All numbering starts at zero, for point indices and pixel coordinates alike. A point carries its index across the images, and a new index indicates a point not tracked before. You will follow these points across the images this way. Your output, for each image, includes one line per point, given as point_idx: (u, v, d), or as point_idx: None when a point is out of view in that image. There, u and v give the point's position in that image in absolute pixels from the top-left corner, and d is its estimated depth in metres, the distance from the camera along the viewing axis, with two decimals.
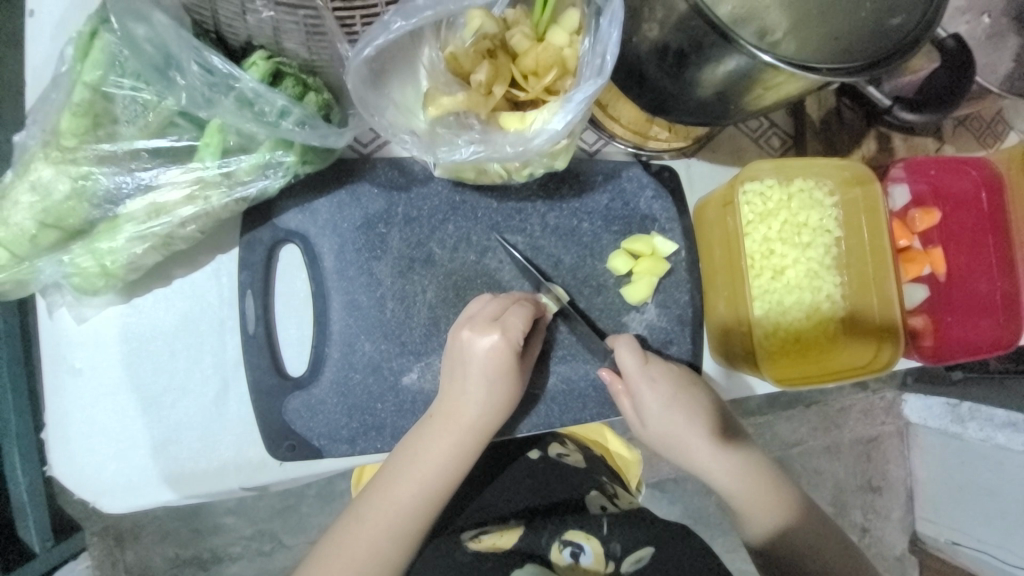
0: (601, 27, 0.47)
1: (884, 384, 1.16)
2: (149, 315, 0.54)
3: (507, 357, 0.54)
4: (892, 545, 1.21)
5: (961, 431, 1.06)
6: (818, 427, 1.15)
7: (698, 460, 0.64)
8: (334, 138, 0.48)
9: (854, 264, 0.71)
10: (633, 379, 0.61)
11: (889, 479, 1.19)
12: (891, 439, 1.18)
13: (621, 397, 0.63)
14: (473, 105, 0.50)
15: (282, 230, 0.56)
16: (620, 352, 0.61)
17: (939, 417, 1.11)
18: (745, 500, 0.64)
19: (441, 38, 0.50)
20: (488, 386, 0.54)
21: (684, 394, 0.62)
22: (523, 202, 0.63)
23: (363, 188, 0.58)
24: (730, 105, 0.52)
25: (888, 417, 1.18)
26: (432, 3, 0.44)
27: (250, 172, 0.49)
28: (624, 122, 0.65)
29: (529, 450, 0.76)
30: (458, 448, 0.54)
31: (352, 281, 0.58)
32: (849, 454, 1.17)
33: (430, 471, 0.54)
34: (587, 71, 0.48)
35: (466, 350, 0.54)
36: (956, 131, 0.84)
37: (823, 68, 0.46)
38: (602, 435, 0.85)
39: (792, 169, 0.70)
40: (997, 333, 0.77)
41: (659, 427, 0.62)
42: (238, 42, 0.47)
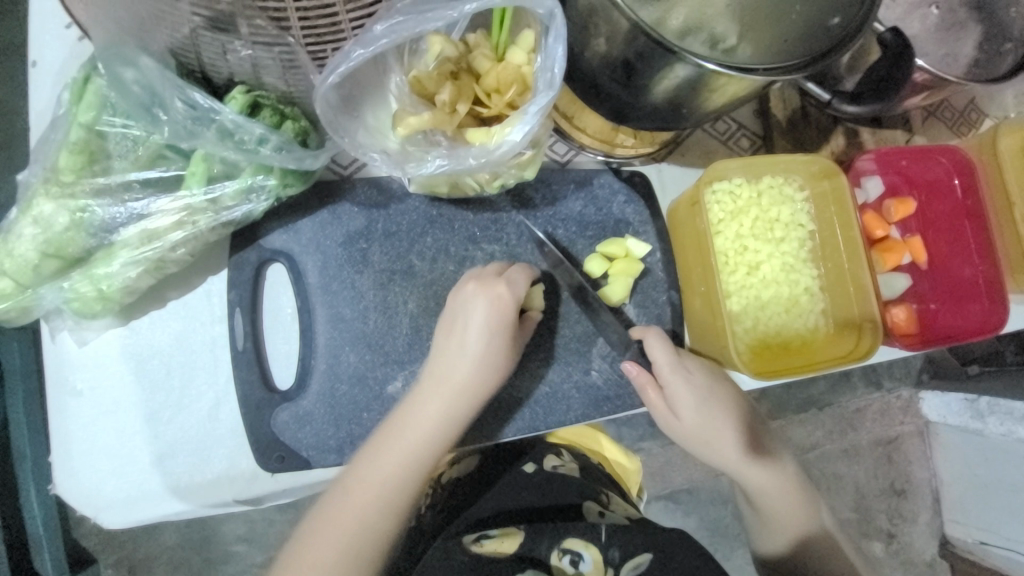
0: (550, 44, 0.50)
1: (899, 382, 1.14)
2: (145, 336, 0.57)
3: (496, 332, 0.57)
4: (922, 550, 1.18)
5: (982, 426, 1.05)
6: (832, 430, 1.13)
7: (728, 458, 0.65)
8: (310, 160, 0.52)
9: (830, 253, 0.73)
10: (665, 373, 0.61)
11: (914, 481, 1.17)
12: (912, 439, 1.16)
13: (646, 389, 0.63)
14: (438, 122, 0.53)
15: (268, 250, 0.60)
16: (649, 345, 0.62)
17: (958, 414, 1.09)
18: (773, 506, 0.66)
19: (405, 63, 0.54)
20: (488, 338, 0.56)
21: (717, 388, 0.63)
22: (498, 212, 0.66)
23: (343, 208, 0.62)
24: (684, 109, 0.55)
25: (906, 416, 1.16)
26: (388, 32, 0.46)
27: (234, 197, 0.52)
28: (590, 132, 0.68)
29: (524, 463, 0.76)
30: (447, 430, 0.56)
31: (337, 295, 0.60)
32: (868, 456, 1.15)
33: (428, 427, 0.55)
34: (541, 84, 0.52)
35: (466, 309, 0.57)
36: (926, 122, 0.85)
37: (761, 70, 0.49)
38: (596, 441, 0.85)
39: (760, 166, 0.72)
40: (982, 318, 0.76)
41: (693, 423, 0.62)
42: (220, 79, 0.52)
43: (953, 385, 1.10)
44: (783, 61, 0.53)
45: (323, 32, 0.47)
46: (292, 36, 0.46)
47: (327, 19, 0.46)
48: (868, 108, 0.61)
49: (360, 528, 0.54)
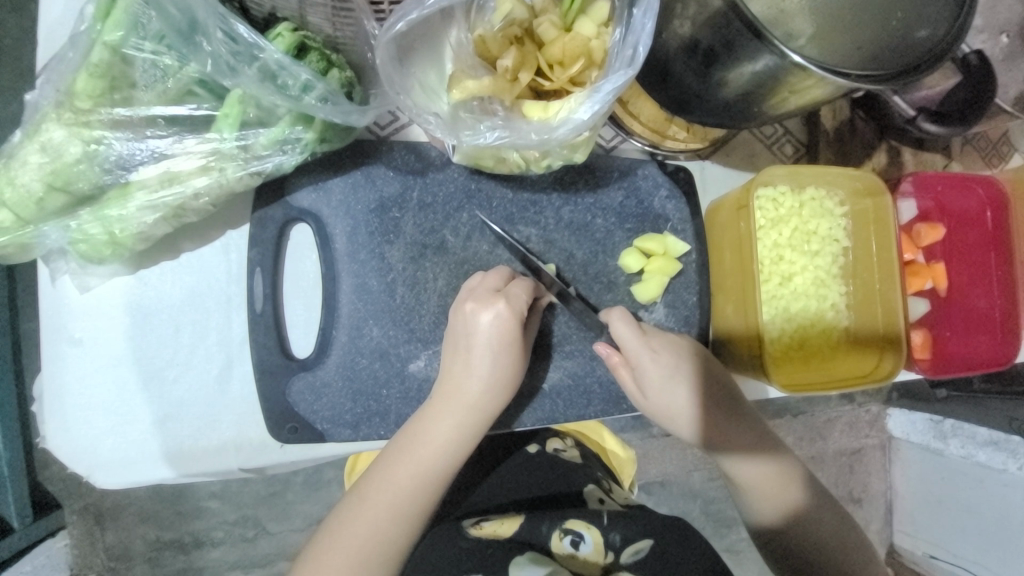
0: (635, 20, 0.47)
1: (868, 399, 1.17)
2: (156, 288, 0.53)
3: (512, 328, 0.54)
4: None
5: (943, 447, 1.08)
6: (802, 436, 1.16)
7: (692, 434, 0.64)
8: (357, 116, 0.47)
9: (859, 274, 0.72)
10: (632, 353, 0.60)
11: (870, 491, 1.21)
12: (874, 452, 1.20)
13: (622, 373, 0.62)
14: (498, 90, 0.49)
15: (295, 209, 0.55)
16: (614, 326, 0.60)
17: (921, 433, 1.12)
18: (757, 492, 0.65)
19: (470, 20, 0.50)
20: (494, 356, 0.54)
21: (686, 367, 0.62)
22: (539, 194, 0.63)
23: (378, 168, 0.57)
24: (753, 107, 0.52)
25: (871, 430, 1.19)
26: None
27: (268, 145, 0.48)
28: (643, 120, 0.66)
29: (528, 444, 0.75)
30: (461, 427, 0.54)
31: (363, 265, 0.57)
32: (832, 464, 1.18)
33: (432, 452, 0.53)
34: (617, 62, 0.48)
35: (470, 328, 0.54)
36: (963, 149, 0.85)
37: (852, 74, 0.46)
38: (597, 434, 0.85)
39: (805, 177, 0.70)
40: (993, 349, 0.78)
41: (657, 400, 0.62)
42: (260, 13, 0.47)
43: (922, 405, 1.12)
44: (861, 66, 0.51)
45: None
46: None
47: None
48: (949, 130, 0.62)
49: (375, 532, 0.52)
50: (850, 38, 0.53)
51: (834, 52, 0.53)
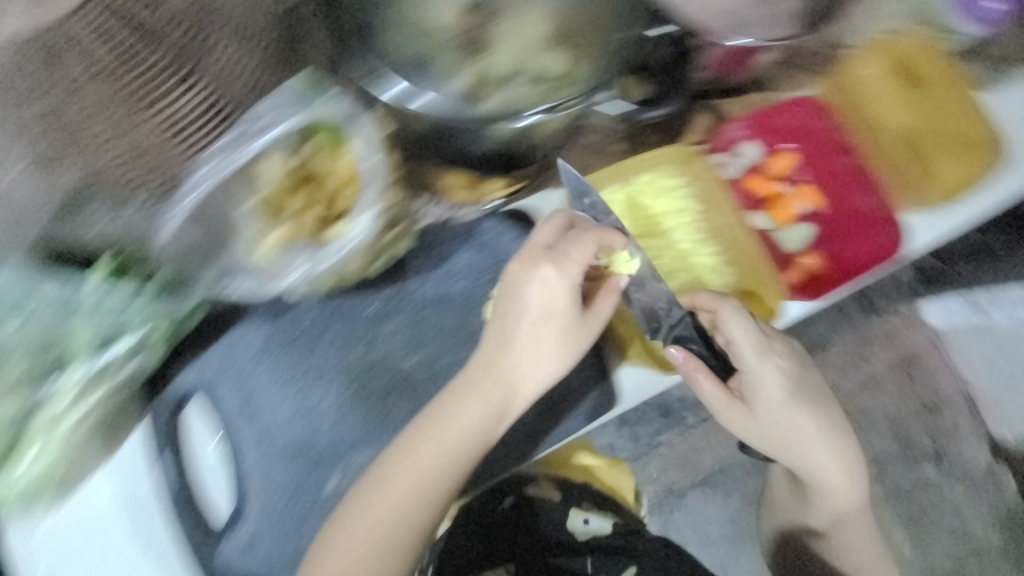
0: (362, 154, 0.55)
1: (894, 300, 1.23)
2: (84, 511, 0.61)
3: (572, 284, 0.59)
4: (976, 458, 1.22)
5: (989, 319, 1.14)
6: (846, 367, 1.23)
7: (760, 405, 0.72)
8: (183, 300, 0.58)
9: (718, 232, 0.76)
10: (731, 342, 0.68)
11: (942, 394, 1.23)
12: (929, 351, 1.23)
13: (702, 380, 0.69)
14: (297, 231, 0.57)
15: (178, 394, 0.62)
16: (725, 311, 0.67)
17: (960, 315, 1.19)
18: (824, 455, 0.77)
19: (247, 186, 0.55)
20: (541, 325, 0.59)
21: (774, 351, 0.70)
22: (392, 287, 0.69)
23: (242, 328, 0.65)
24: (516, 145, 0.67)
25: (914, 330, 1.24)
26: (215, 172, 0.52)
27: (126, 355, 0.57)
28: (456, 188, 0.72)
29: None
30: (469, 427, 0.58)
31: (254, 416, 0.63)
32: (889, 383, 1.23)
33: (423, 464, 0.58)
34: (370, 185, 0.55)
35: (525, 297, 0.59)
36: (783, 70, 0.86)
37: (563, 105, 0.63)
38: (582, 462, 1.04)
39: (631, 167, 0.76)
40: (884, 244, 0.78)
41: (742, 383, 0.71)
42: (88, 251, 0.57)
43: (951, 284, 1.21)
44: (582, 83, 0.64)
45: (171, 175, 0.55)
46: (149, 189, 0.55)
47: (166, 168, 0.55)
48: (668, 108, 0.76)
49: (368, 545, 0.57)
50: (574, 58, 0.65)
51: (592, 72, 0.64)
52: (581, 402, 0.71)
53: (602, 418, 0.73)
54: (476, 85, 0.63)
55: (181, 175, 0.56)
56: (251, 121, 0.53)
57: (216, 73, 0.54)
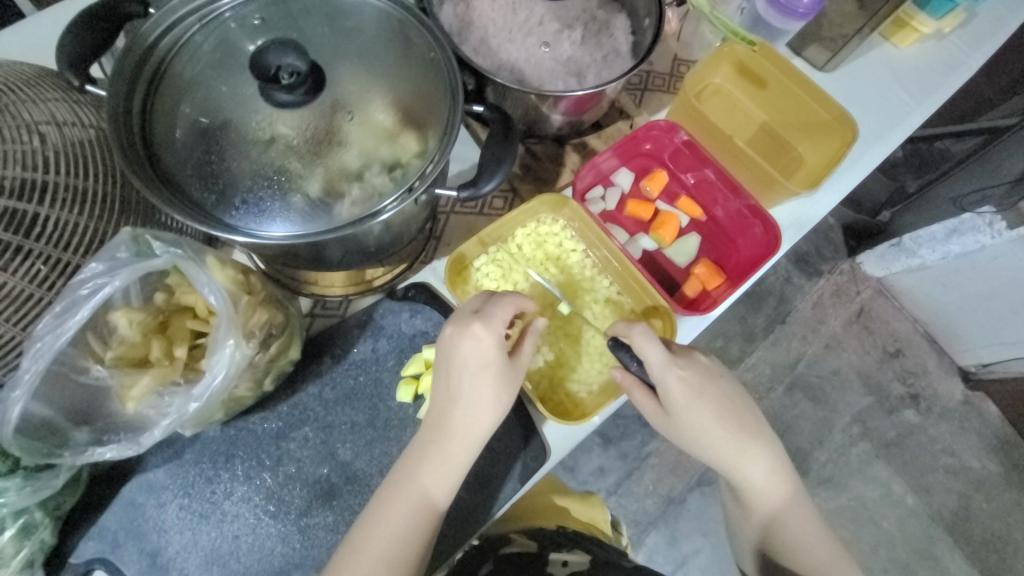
0: (205, 292, 0.54)
1: (834, 259, 1.45)
2: None
3: (488, 342, 0.60)
4: (952, 394, 1.41)
5: (920, 259, 1.24)
6: (805, 335, 1.41)
7: (695, 441, 0.67)
8: (54, 479, 0.55)
9: (606, 266, 0.79)
10: (655, 370, 0.64)
11: (901, 336, 1.43)
12: (876, 301, 1.44)
13: (634, 391, 0.68)
14: (163, 377, 0.55)
15: (82, 564, 0.60)
16: (638, 341, 0.64)
17: (899, 259, 1.31)
18: (777, 508, 0.69)
19: (98, 348, 0.54)
20: (472, 382, 0.60)
21: (703, 381, 0.66)
22: (294, 395, 0.68)
23: (139, 479, 0.62)
24: (386, 235, 0.64)
25: (859, 283, 1.44)
26: (45, 353, 0.50)
27: (14, 545, 0.55)
28: (339, 284, 0.72)
29: (482, 563, 0.76)
30: (414, 503, 0.59)
31: (169, 568, 0.60)
32: (850, 338, 1.42)
33: (375, 554, 0.58)
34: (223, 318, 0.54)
35: (453, 358, 0.61)
36: (641, 99, 0.95)
37: (417, 184, 0.60)
38: (551, 503, 0.96)
39: (509, 223, 0.77)
40: (765, 238, 0.80)
41: (677, 413, 0.66)
42: None
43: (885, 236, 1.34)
44: (433, 157, 0.61)
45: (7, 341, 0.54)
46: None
47: (7, 338, 0.54)
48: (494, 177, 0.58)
49: None
50: (421, 132, 0.62)
51: (432, 141, 0.61)
52: (512, 466, 0.73)
53: (536, 476, 0.74)
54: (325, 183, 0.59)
55: (24, 342, 0.55)
56: (78, 286, 0.50)
57: (50, 237, 0.53)
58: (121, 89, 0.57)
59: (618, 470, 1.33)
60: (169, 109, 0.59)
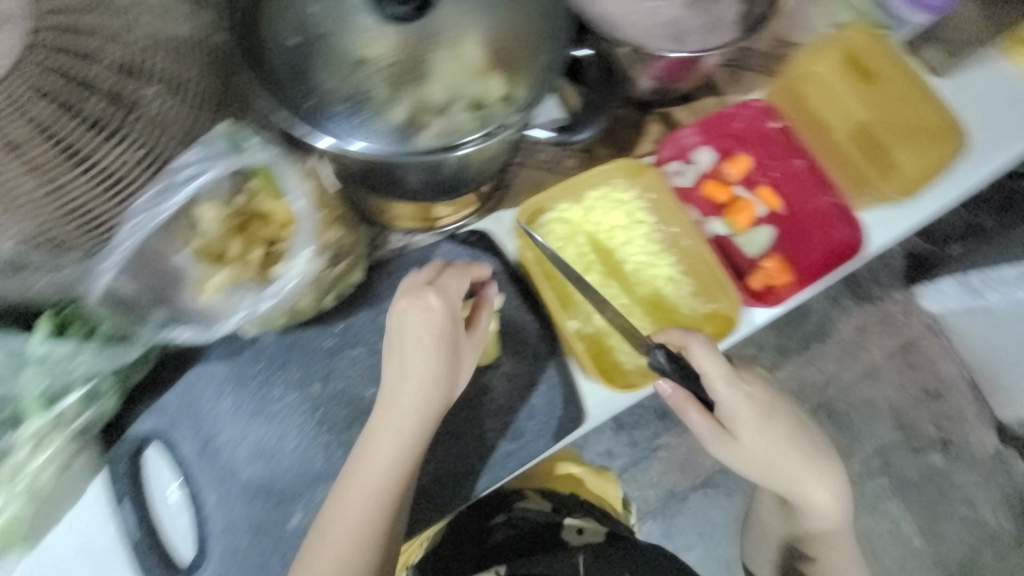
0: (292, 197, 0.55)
1: (886, 288, 1.34)
2: (51, 559, 0.61)
3: (438, 317, 0.59)
4: (984, 446, 1.33)
5: (984, 301, 1.17)
6: (842, 358, 1.32)
7: (749, 463, 0.70)
8: (126, 352, 0.58)
9: (675, 240, 0.76)
10: (715, 384, 0.65)
11: (944, 379, 1.33)
12: (926, 338, 1.33)
13: (686, 409, 0.67)
14: (240, 274, 0.57)
15: (137, 437, 0.63)
16: (694, 353, 0.64)
17: (957, 297, 1.22)
18: (815, 519, 0.78)
19: (183, 236, 0.56)
20: (427, 348, 0.59)
21: (771, 403, 0.70)
22: (348, 317, 0.69)
23: (198, 368, 0.65)
24: (463, 175, 0.63)
25: (910, 317, 1.34)
26: (134, 233, 0.51)
27: (78, 407, 0.58)
28: (408, 217, 0.73)
29: (498, 512, 0.85)
30: (398, 437, 0.58)
31: (216, 454, 0.63)
32: (890, 371, 1.32)
33: (362, 493, 0.57)
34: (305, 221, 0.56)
35: (399, 327, 0.60)
36: (733, 75, 0.88)
37: (506, 125, 0.59)
38: (564, 472, 0.95)
39: (581, 184, 0.75)
40: (845, 241, 0.78)
41: (742, 433, 0.68)
42: (35, 306, 0.58)
43: (942, 271, 1.26)
44: (525, 101, 0.60)
45: (97, 225, 0.55)
46: (82, 246, 0.56)
47: (97, 218, 0.55)
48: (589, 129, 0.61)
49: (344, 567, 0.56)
50: (516, 76, 0.60)
51: (526, 86, 0.60)
52: (547, 423, 0.70)
53: (569, 438, 0.72)
54: (416, 112, 0.58)
55: (117, 221, 0.56)
56: (175, 172, 0.52)
57: (146, 122, 0.54)
58: (223, 8, 0.61)
59: (626, 455, 1.31)
60: (275, 14, 0.59)
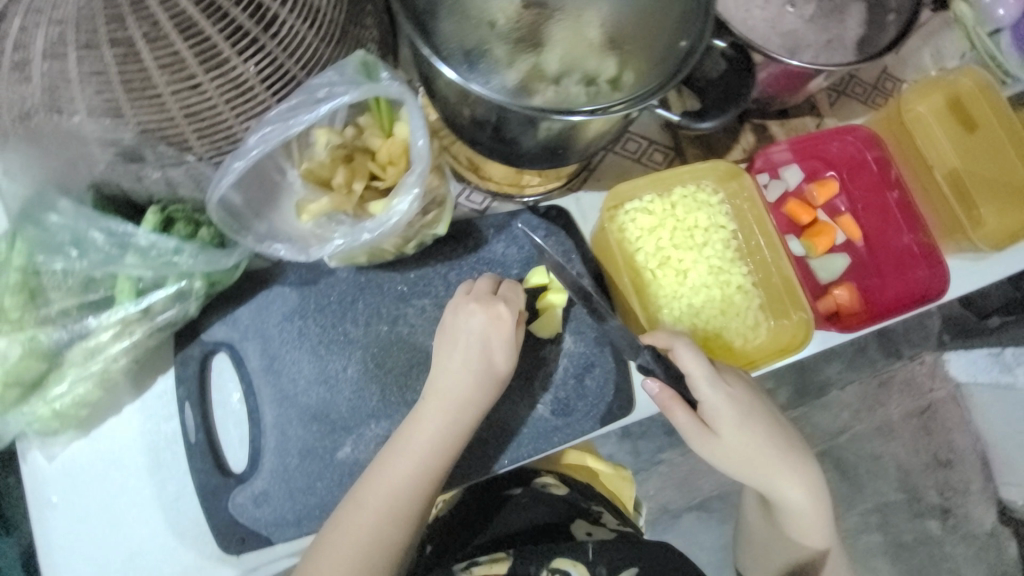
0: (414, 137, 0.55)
1: (919, 349, 1.23)
2: (107, 444, 0.62)
3: (499, 323, 0.62)
4: (982, 521, 1.26)
5: (1012, 378, 1.18)
6: (858, 410, 1.21)
7: (741, 467, 0.68)
8: (224, 259, 0.59)
9: (752, 251, 0.76)
10: (694, 379, 0.64)
11: (957, 449, 1.26)
12: (946, 405, 1.25)
13: (674, 409, 0.65)
14: (338, 204, 0.58)
15: (210, 343, 0.64)
16: (679, 353, 0.64)
17: (987, 371, 1.21)
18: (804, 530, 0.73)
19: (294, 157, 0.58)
20: (484, 352, 0.62)
21: (755, 405, 0.67)
22: (423, 268, 0.70)
23: (277, 290, 0.66)
24: (566, 147, 0.60)
25: (935, 382, 1.24)
26: (259, 142, 0.52)
27: (166, 303, 0.59)
28: (497, 179, 0.73)
29: (513, 487, 0.81)
30: (449, 423, 0.60)
31: (280, 374, 0.65)
32: (903, 431, 1.23)
33: (402, 473, 0.58)
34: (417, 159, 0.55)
35: (462, 328, 0.62)
36: (834, 102, 0.87)
37: (615, 107, 0.55)
38: (583, 463, 0.88)
39: (668, 179, 0.75)
40: (926, 283, 0.76)
41: (731, 436, 0.66)
42: (142, 198, 0.60)
43: (978, 340, 1.20)
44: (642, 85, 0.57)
45: (218, 137, 0.56)
46: (197, 152, 0.56)
47: (221, 126, 0.55)
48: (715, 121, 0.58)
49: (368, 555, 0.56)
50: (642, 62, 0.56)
51: (648, 72, 0.57)
52: (597, 406, 0.71)
53: (615, 424, 0.72)
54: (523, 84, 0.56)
55: (241, 138, 0.56)
56: (314, 90, 0.53)
57: (281, 41, 0.53)
58: None
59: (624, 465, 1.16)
60: None
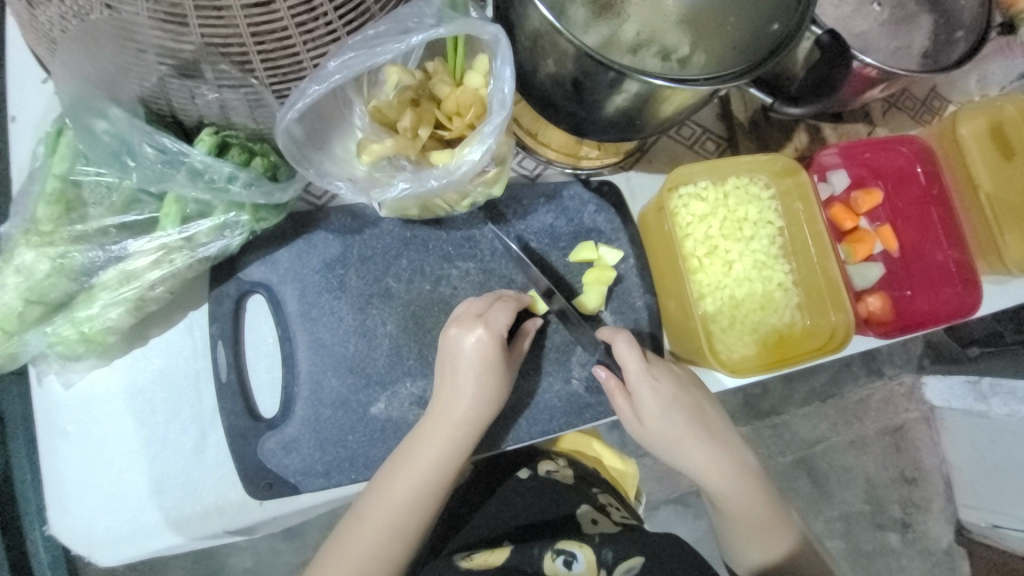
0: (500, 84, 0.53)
1: (899, 369, 1.24)
2: (130, 375, 0.60)
3: (494, 349, 0.59)
4: (938, 537, 1.28)
5: (987, 408, 1.14)
6: (836, 422, 1.22)
7: (680, 457, 0.68)
8: (278, 194, 0.56)
9: (798, 248, 0.76)
10: (628, 373, 0.63)
11: (924, 468, 1.27)
12: (919, 426, 1.26)
13: (615, 396, 0.65)
14: (401, 148, 0.55)
15: (247, 282, 0.62)
16: (618, 349, 0.63)
17: (962, 398, 1.19)
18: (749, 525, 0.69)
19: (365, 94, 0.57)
20: (477, 377, 0.59)
21: (683, 395, 0.65)
22: (471, 229, 0.68)
23: (321, 235, 0.64)
24: (638, 119, 0.58)
25: (909, 403, 1.25)
26: (341, 67, 0.49)
27: (210, 234, 0.56)
28: (555, 147, 0.71)
29: (518, 469, 0.77)
30: (448, 448, 0.59)
31: (317, 321, 0.62)
32: (874, 445, 1.24)
33: (401, 493, 0.58)
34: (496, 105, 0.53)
35: (456, 352, 0.59)
36: (887, 113, 0.86)
37: (699, 79, 0.52)
38: (588, 446, 0.83)
39: (723, 169, 0.74)
40: (958, 301, 0.78)
41: (657, 425, 0.65)
42: (191, 121, 0.56)
43: (956, 368, 1.19)
44: (729, 64, 0.54)
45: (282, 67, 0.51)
46: (257, 79, 0.51)
47: (287, 54, 0.50)
48: (811, 108, 0.62)
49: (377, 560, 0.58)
50: (729, 40, 0.55)
51: (735, 52, 0.54)
52: None
53: None
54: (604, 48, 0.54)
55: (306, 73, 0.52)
56: (403, 19, 0.51)
57: None
58: None
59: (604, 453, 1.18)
60: None
